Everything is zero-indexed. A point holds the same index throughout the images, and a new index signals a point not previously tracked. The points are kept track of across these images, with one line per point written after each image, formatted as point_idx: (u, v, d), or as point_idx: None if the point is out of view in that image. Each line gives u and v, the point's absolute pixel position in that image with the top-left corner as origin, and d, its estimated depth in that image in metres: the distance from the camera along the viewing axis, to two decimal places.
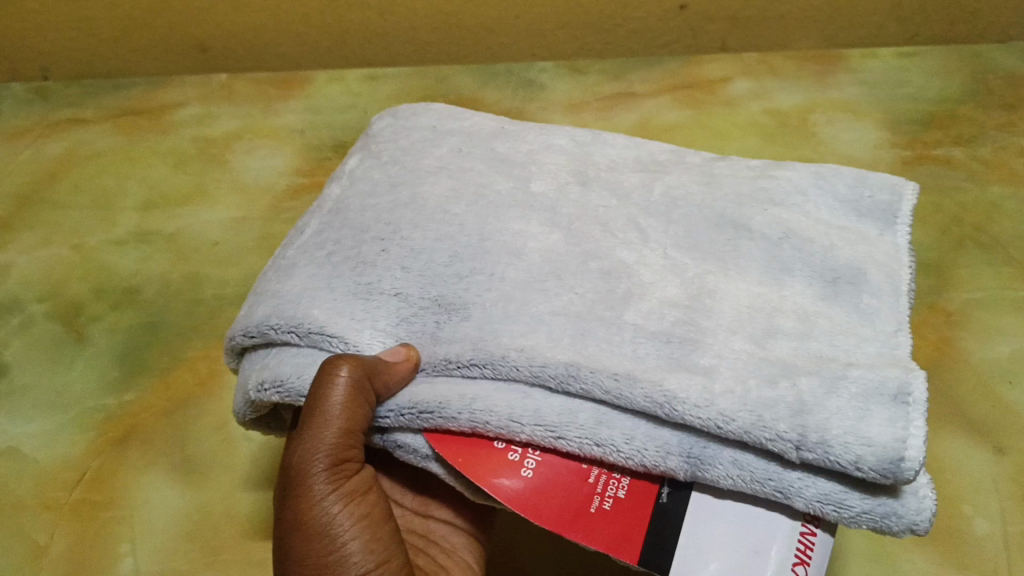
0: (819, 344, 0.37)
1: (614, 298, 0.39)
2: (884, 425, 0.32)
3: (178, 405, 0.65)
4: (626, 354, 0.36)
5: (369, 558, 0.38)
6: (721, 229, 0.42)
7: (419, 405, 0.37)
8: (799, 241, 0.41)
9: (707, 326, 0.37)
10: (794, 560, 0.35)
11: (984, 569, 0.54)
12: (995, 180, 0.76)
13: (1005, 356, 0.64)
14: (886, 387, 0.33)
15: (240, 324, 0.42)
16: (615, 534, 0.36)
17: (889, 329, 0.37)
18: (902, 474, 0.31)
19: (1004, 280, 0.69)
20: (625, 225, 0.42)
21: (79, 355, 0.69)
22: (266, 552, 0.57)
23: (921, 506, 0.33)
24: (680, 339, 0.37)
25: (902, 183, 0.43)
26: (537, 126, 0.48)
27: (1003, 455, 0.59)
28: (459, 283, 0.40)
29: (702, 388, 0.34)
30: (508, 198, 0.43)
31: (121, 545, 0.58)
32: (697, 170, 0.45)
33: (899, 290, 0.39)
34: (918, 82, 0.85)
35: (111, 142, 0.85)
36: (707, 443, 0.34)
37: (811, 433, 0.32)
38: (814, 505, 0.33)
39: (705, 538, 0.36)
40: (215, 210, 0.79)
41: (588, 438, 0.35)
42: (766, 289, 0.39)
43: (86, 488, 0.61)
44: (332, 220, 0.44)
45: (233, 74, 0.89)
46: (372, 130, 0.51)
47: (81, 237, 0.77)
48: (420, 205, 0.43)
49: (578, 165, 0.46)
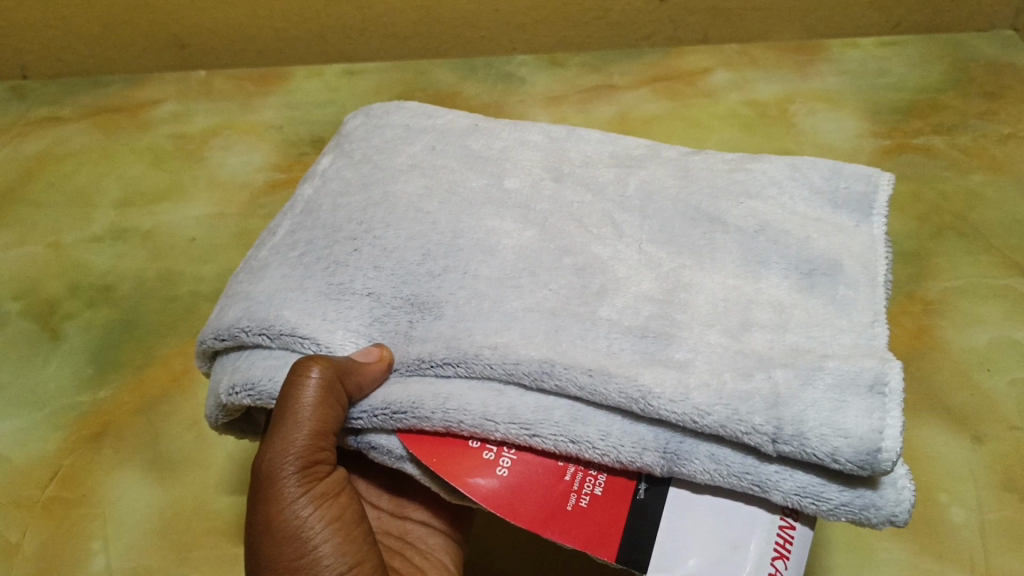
0: (795, 337, 0.36)
1: (588, 293, 0.38)
2: (860, 416, 0.32)
3: (152, 402, 0.65)
4: (600, 349, 0.36)
5: (342, 560, 0.38)
6: (697, 222, 0.42)
7: (392, 405, 0.37)
8: (774, 233, 0.40)
9: (682, 320, 0.37)
10: (773, 555, 0.35)
11: (961, 558, 0.54)
12: (976, 169, 0.76)
13: (982, 344, 0.64)
14: (862, 378, 0.33)
15: (211, 327, 0.41)
16: (592, 532, 0.36)
17: (866, 320, 0.37)
18: (879, 465, 0.31)
19: (982, 268, 0.69)
20: (600, 220, 0.42)
21: (54, 352, 0.68)
22: (239, 548, 0.57)
23: (900, 498, 0.32)
24: (654, 333, 0.37)
25: (878, 174, 0.43)
26: (511, 122, 0.48)
27: (980, 443, 0.59)
28: (432, 281, 0.39)
29: (676, 382, 0.34)
30: (482, 195, 0.43)
31: (93, 542, 0.57)
32: (673, 164, 0.45)
33: (875, 280, 0.39)
34: (899, 71, 0.85)
35: (88, 139, 0.84)
36: (683, 438, 0.34)
37: (787, 426, 0.32)
38: (792, 498, 0.33)
39: (685, 533, 0.36)
40: (193, 207, 0.78)
41: (563, 435, 0.35)
42: (741, 281, 0.39)
43: (60, 486, 0.60)
44: (304, 219, 0.44)
45: (213, 71, 0.88)
46: (344, 129, 0.50)
47: (57, 235, 0.76)
48: (392, 204, 0.42)
49: (553, 161, 0.45)
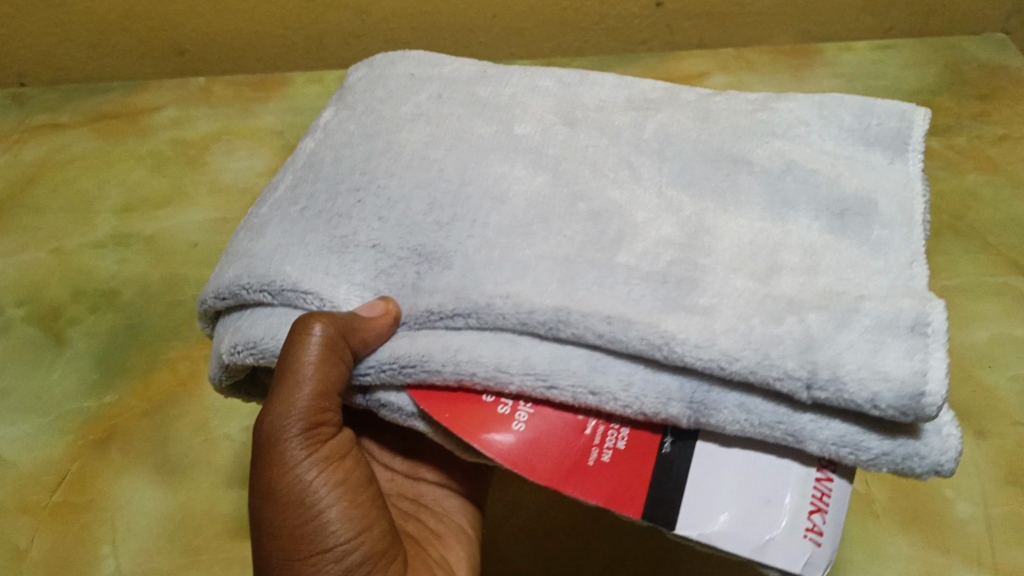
0: (827, 280, 0.36)
1: (605, 240, 0.38)
2: (900, 358, 0.32)
3: (159, 405, 0.64)
4: (621, 296, 0.36)
5: (348, 525, 0.39)
6: (719, 164, 0.42)
7: (400, 359, 0.36)
8: (802, 172, 0.41)
9: (705, 265, 0.37)
10: (811, 508, 0.35)
11: (969, 552, 0.54)
12: (973, 168, 0.77)
13: (983, 340, 0.65)
14: (902, 320, 0.33)
15: (211, 286, 0.41)
16: (614, 489, 0.35)
17: (903, 261, 0.37)
18: (923, 410, 0.30)
19: (982, 266, 0.69)
20: (616, 164, 0.42)
21: (58, 357, 0.67)
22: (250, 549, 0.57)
23: (945, 446, 0.32)
24: (676, 279, 0.36)
25: (911, 110, 0.44)
26: (520, 68, 0.48)
27: (984, 438, 0.59)
28: (442, 230, 0.39)
29: (702, 328, 0.33)
30: (491, 142, 0.43)
31: (102, 547, 0.56)
32: (693, 106, 0.46)
33: (911, 220, 0.39)
34: (894, 73, 0.86)
35: (88, 146, 0.84)
36: (710, 387, 0.34)
37: (822, 370, 0.32)
38: (829, 447, 0.33)
39: (714, 488, 0.35)
40: (194, 211, 0.78)
41: (582, 386, 0.34)
42: (768, 224, 0.39)
43: (67, 491, 0.59)
44: (305, 174, 0.43)
45: (212, 77, 0.88)
46: (347, 81, 0.50)
47: (58, 240, 0.76)
48: (396, 153, 0.42)
49: (565, 107, 0.46)
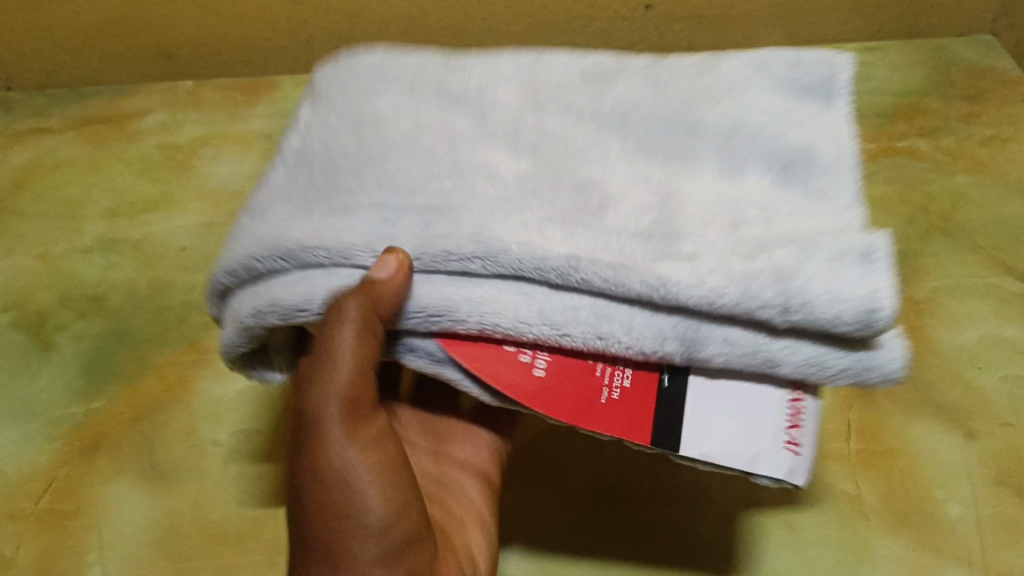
0: (782, 227, 0.39)
1: (591, 207, 0.40)
2: (860, 278, 0.35)
3: (147, 411, 0.63)
4: (611, 247, 0.38)
5: (387, 507, 0.43)
6: (676, 132, 0.43)
7: (428, 308, 0.39)
8: (751, 130, 0.42)
9: (679, 218, 0.40)
10: (789, 424, 0.39)
11: (959, 554, 0.54)
12: (961, 170, 0.77)
13: (972, 341, 0.64)
14: (855, 246, 0.35)
15: (223, 265, 0.43)
16: (627, 421, 0.39)
17: (845, 204, 0.39)
18: (878, 323, 0.34)
19: (970, 268, 0.69)
20: (586, 142, 0.44)
21: (45, 364, 0.67)
22: (237, 557, 0.56)
23: (893, 355, 0.36)
24: (659, 234, 0.39)
25: (835, 55, 0.44)
26: (476, 51, 0.49)
27: (975, 440, 0.58)
28: (440, 196, 0.41)
29: (690, 268, 0.36)
30: (472, 130, 0.44)
31: (88, 553, 0.56)
32: (643, 76, 0.45)
33: (847, 160, 0.40)
34: (881, 76, 0.86)
35: (74, 150, 0.84)
36: (698, 322, 0.37)
37: (797, 296, 0.35)
38: (800, 368, 0.37)
39: (709, 418, 0.39)
40: (181, 216, 0.78)
41: (590, 331, 0.38)
42: (724, 184, 0.41)
43: (53, 498, 0.59)
44: (300, 165, 0.45)
45: (200, 82, 0.88)
46: (313, 79, 0.50)
47: (45, 247, 0.76)
48: (387, 140, 0.44)
49: (529, 91, 0.46)
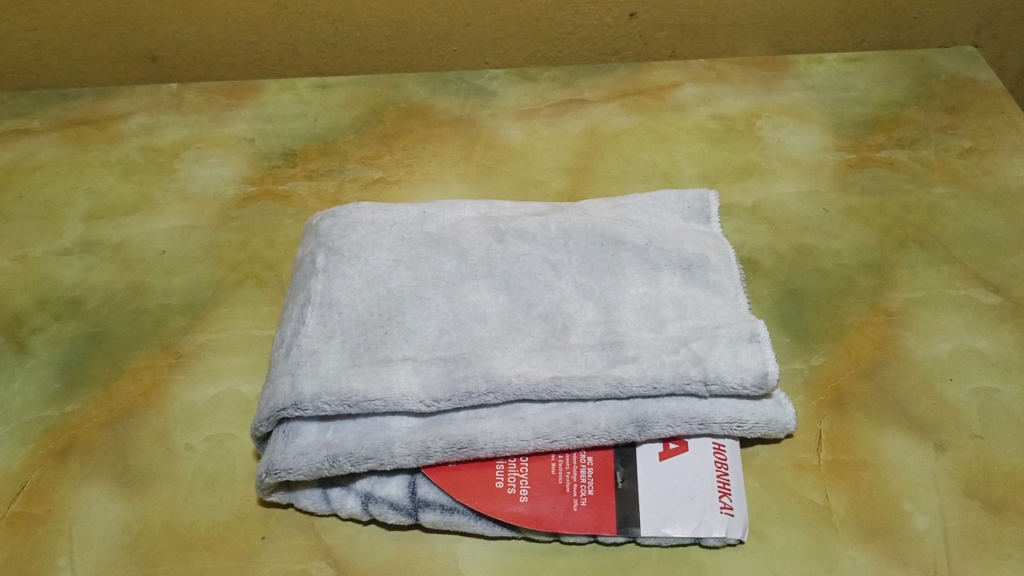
0: (693, 319, 0.56)
1: (558, 331, 0.56)
2: (750, 356, 0.53)
3: (121, 415, 0.63)
4: (584, 362, 0.54)
5: None
6: (605, 273, 0.59)
7: (454, 443, 0.52)
8: (669, 278, 0.59)
9: (625, 331, 0.56)
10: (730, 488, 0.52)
11: (926, 565, 0.53)
12: (938, 181, 0.77)
13: (945, 353, 0.64)
14: (745, 334, 0.54)
15: (284, 399, 0.53)
16: (597, 519, 0.53)
17: (734, 297, 0.58)
18: (769, 383, 0.53)
19: (946, 279, 0.69)
20: (545, 288, 0.58)
21: (20, 366, 0.67)
22: (207, 562, 0.55)
23: (788, 414, 0.55)
24: (609, 342, 0.55)
25: (707, 194, 0.67)
26: (447, 206, 0.66)
27: (945, 451, 0.58)
28: (457, 345, 0.55)
29: (638, 372, 0.53)
30: (458, 273, 0.59)
31: (59, 558, 0.56)
32: (565, 233, 0.61)
33: (730, 268, 0.60)
34: (862, 86, 0.86)
35: (56, 151, 0.84)
36: (647, 413, 0.53)
37: (711, 375, 0.52)
38: (726, 426, 0.54)
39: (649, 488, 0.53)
40: (161, 219, 0.78)
41: (572, 433, 0.53)
42: (647, 288, 0.58)
43: (25, 502, 0.59)
44: (328, 313, 0.57)
45: (184, 85, 0.89)
46: (318, 229, 0.64)
47: (24, 248, 0.76)
48: (399, 296, 0.58)
49: (494, 264, 0.60)
